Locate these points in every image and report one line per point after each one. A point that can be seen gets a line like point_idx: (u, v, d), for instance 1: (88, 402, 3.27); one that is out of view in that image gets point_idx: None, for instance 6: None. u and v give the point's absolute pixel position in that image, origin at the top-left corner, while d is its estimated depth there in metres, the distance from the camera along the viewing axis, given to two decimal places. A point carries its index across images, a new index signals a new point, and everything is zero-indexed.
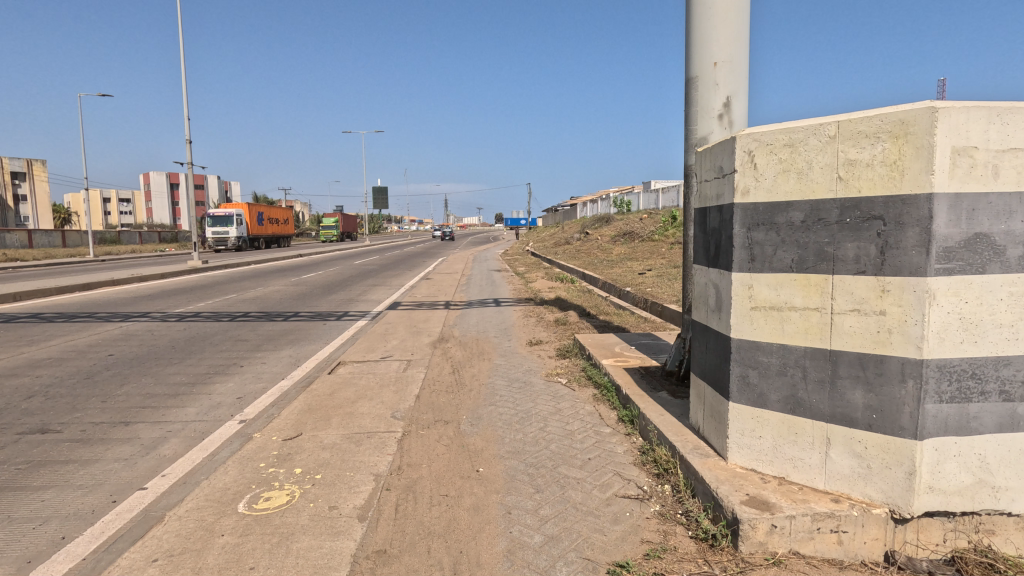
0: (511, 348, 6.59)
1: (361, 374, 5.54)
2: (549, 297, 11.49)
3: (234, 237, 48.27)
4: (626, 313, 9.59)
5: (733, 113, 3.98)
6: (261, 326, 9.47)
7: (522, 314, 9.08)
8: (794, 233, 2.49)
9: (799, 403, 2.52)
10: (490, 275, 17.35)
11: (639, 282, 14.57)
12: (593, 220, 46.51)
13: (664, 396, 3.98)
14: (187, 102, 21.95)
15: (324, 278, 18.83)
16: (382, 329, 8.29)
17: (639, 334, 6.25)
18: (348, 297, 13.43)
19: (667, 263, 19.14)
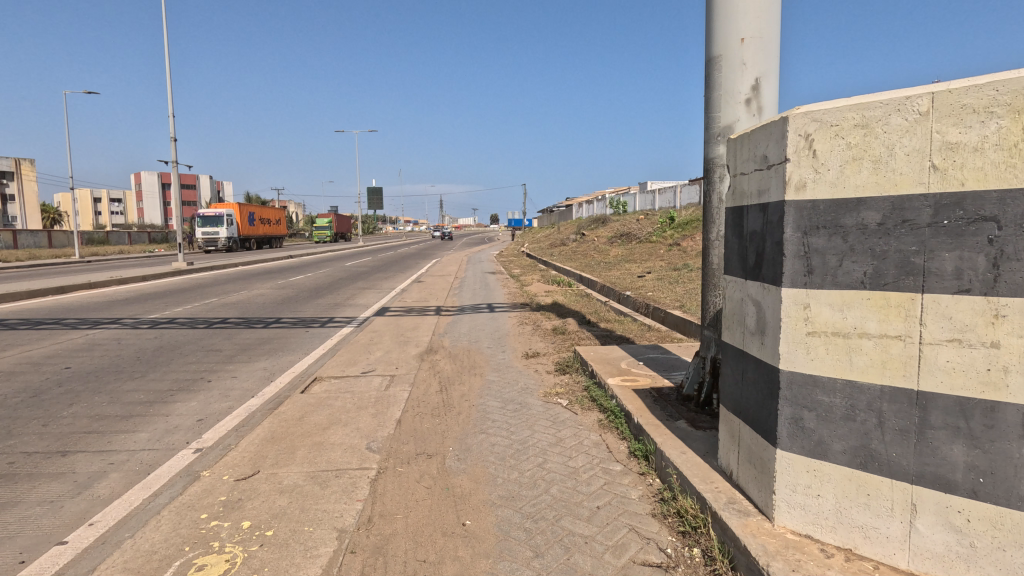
0: (506, 361, 6.00)
1: (337, 394, 4.96)
2: (547, 302, 10.94)
3: (226, 237, 47.52)
4: (628, 320, 9.04)
5: (762, 98, 3.43)
6: (238, 334, 8.86)
7: (518, 321, 8.50)
8: (868, 239, 1.94)
9: (872, 457, 1.97)
10: (485, 277, 16.79)
11: (639, 285, 14.05)
12: (589, 221, 46.07)
13: (682, 426, 3.42)
14: (172, 99, 21.34)
15: (313, 280, 18.19)
16: (367, 338, 7.70)
17: (646, 347, 5.68)
18: (335, 302, 12.84)
19: (667, 266, 18.65)
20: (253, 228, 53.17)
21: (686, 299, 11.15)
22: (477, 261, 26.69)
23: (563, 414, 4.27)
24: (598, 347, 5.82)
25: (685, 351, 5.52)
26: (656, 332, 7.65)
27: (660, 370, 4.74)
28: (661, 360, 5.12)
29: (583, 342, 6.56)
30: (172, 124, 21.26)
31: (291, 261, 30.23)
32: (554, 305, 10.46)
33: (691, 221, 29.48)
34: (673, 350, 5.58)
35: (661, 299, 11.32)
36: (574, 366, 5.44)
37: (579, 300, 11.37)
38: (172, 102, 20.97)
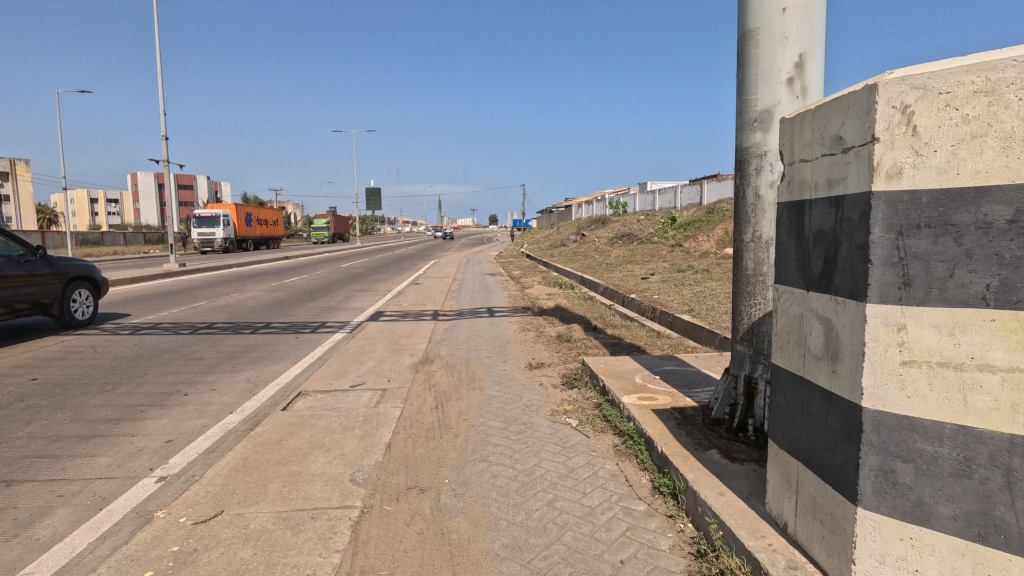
0: (507, 373, 5.53)
1: (322, 413, 4.48)
2: (549, 306, 10.46)
3: (222, 238, 47.01)
4: (635, 325, 8.57)
5: (806, 77, 2.97)
6: (223, 341, 8.37)
7: (519, 327, 8.03)
8: (992, 242, 1.49)
9: (995, 528, 1.51)
10: (484, 279, 16.33)
11: (643, 288, 13.59)
12: (589, 222, 45.61)
13: (714, 458, 2.96)
14: (164, 97, 20.87)
15: (307, 282, 17.70)
16: (359, 346, 7.22)
17: (661, 358, 5.22)
18: (329, 305, 12.35)
19: (671, 267, 18.22)
20: (250, 228, 52.66)
21: (695, 302, 10.69)
22: (476, 262, 26.22)
23: (573, 438, 3.80)
24: (608, 357, 5.34)
25: (704, 363, 5.05)
26: (667, 339, 7.18)
27: (681, 386, 4.28)
28: (679, 374, 4.65)
29: (591, 351, 6.09)
30: (164, 122, 20.76)
31: (286, 262, 29.70)
32: (557, 309, 9.99)
33: (692, 222, 29.05)
34: (691, 362, 5.10)
35: (668, 303, 10.86)
36: (583, 379, 4.97)
37: (583, 303, 10.90)
38: (163, 100, 20.52)
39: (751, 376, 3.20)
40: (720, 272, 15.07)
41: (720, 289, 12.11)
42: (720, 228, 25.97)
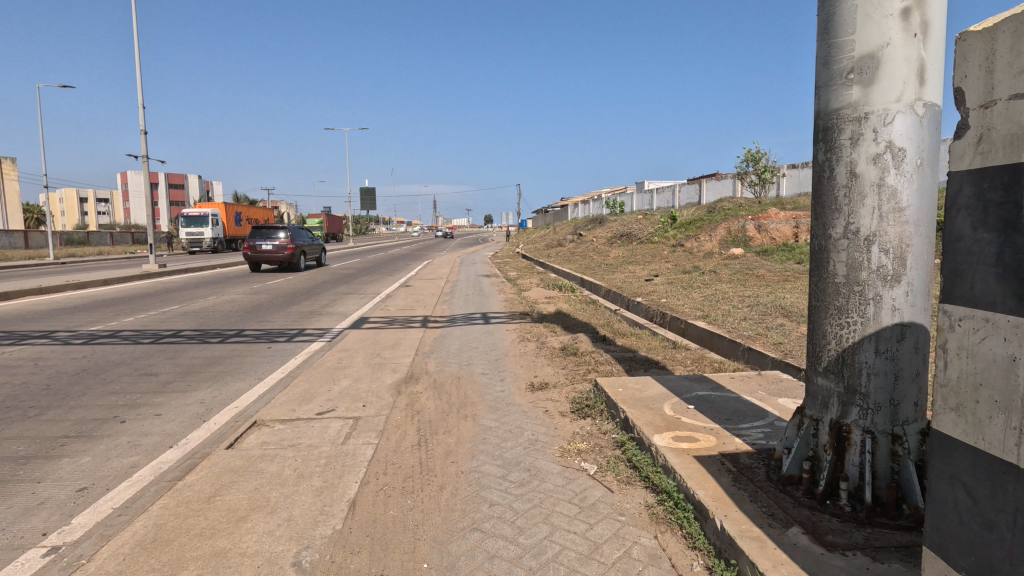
0: (505, 398, 4.66)
1: (275, 454, 3.60)
2: (549, 311, 9.61)
3: (211, 238, 46.14)
4: (646, 333, 7.73)
5: (927, 8, 2.13)
6: (186, 352, 7.47)
7: (518, 336, 7.18)
8: None
9: None
10: (478, 281, 15.49)
11: (649, 290, 12.76)
12: (586, 221, 44.90)
13: (802, 540, 2.11)
14: (142, 91, 19.98)
15: (291, 284, 16.78)
16: (335, 359, 6.34)
17: (690, 378, 4.36)
18: (311, 310, 11.46)
19: (674, 268, 17.41)
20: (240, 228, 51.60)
21: (708, 306, 9.86)
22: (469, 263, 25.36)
23: (591, 493, 2.93)
24: (625, 378, 4.48)
25: (741, 386, 4.20)
26: (685, 351, 6.34)
27: (722, 420, 3.43)
28: (716, 403, 3.80)
29: (602, 368, 5.23)
30: (143, 116, 19.84)
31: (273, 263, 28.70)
32: (558, 314, 9.15)
33: (692, 221, 28.41)
34: (725, 384, 4.25)
35: (678, 307, 10.03)
36: (598, 407, 4.11)
37: (585, 308, 10.07)
38: (143, 94, 19.66)
39: (839, 422, 2.33)
40: (727, 273, 14.29)
41: (731, 291, 11.30)
42: (722, 226, 25.78)
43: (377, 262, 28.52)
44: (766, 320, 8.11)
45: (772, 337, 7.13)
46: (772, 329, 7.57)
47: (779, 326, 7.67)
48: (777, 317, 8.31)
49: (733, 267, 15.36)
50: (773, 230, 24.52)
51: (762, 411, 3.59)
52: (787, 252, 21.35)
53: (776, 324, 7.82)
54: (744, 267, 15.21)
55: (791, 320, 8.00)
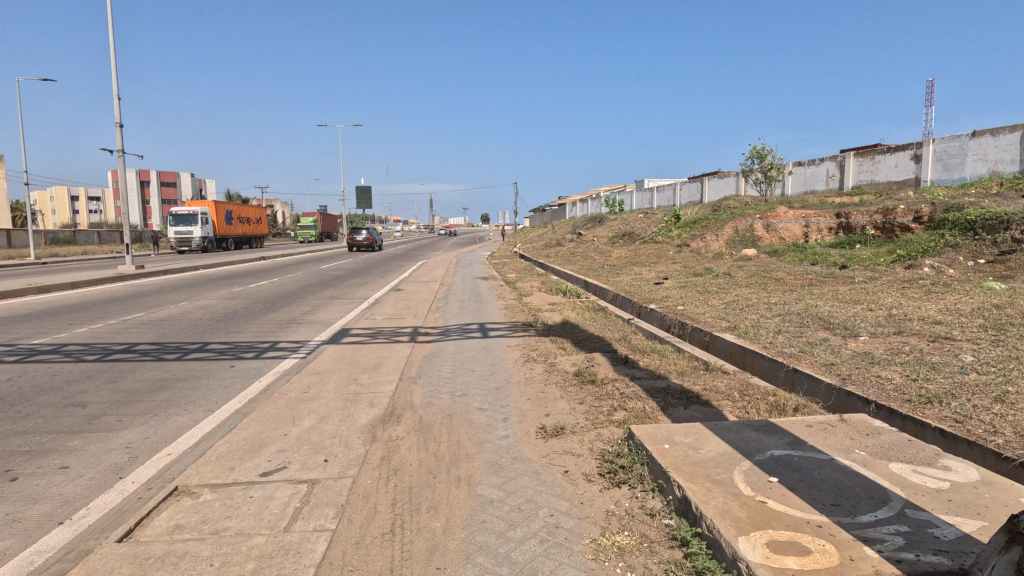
0: (510, 450, 3.59)
1: (184, 552, 2.52)
2: (554, 321, 8.53)
3: (200, 237, 45.01)
4: (669, 350, 6.67)
5: None
6: (132, 373, 6.36)
7: (522, 354, 6.13)
8: None
9: None
10: (475, 284, 14.41)
11: (661, 295, 11.70)
12: (585, 220, 43.86)
13: None
14: (118, 81, 18.85)
15: (274, 287, 15.63)
16: (302, 386, 5.25)
17: (755, 428, 3.31)
18: (290, 318, 10.35)
19: (684, 270, 16.36)
20: (230, 226, 50.29)
21: (732, 315, 8.80)
22: (466, 263, 24.23)
23: None
24: (668, 425, 3.41)
25: (827, 438, 3.14)
26: (724, 377, 5.28)
27: (830, 507, 2.38)
28: (805, 471, 2.75)
29: (631, 404, 4.16)
30: (119, 107, 18.68)
31: (260, 263, 27.52)
32: (566, 325, 8.09)
33: (697, 221, 27.41)
34: (804, 437, 3.19)
35: (697, 315, 8.98)
36: (637, 471, 3.04)
37: (594, 317, 9.00)
38: (118, 84, 18.57)
39: None
40: (744, 276, 13.24)
41: (754, 297, 10.25)
42: (728, 226, 24.82)
43: (368, 262, 27.33)
44: (806, 334, 7.05)
45: (820, 356, 6.08)
46: (816, 345, 6.52)
47: (822, 342, 6.62)
48: (817, 329, 7.26)
49: (749, 269, 14.33)
50: (782, 230, 23.54)
51: (879, 489, 2.54)
52: (798, 253, 20.36)
53: (819, 338, 6.77)
54: (760, 269, 14.17)
55: (835, 334, 6.96)
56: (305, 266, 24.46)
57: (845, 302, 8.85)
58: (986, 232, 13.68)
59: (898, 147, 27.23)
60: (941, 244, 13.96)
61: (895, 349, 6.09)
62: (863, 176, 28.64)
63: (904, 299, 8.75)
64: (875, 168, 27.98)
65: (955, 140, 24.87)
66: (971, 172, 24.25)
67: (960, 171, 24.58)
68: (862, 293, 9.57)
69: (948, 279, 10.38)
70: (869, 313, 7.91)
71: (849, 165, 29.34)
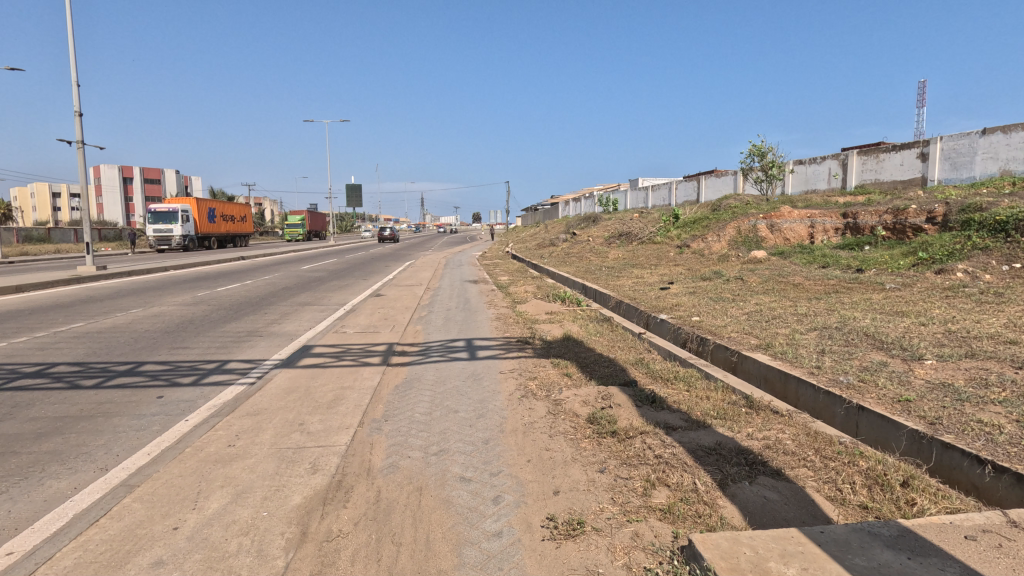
0: (506, 568, 2.35)
1: None
2: (554, 336, 7.31)
3: (180, 236, 43.47)
4: (696, 378, 5.48)
5: None
6: (27, 409, 5.05)
7: (519, 386, 4.90)
8: None
9: None
10: (465, 289, 13.19)
11: (671, 303, 10.52)
12: (578, 220, 42.69)
13: None
14: (77, 67, 17.46)
15: (245, 292, 14.31)
16: (229, 434, 3.97)
17: (887, 544, 2.11)
18: (251, 330, 9.05)
19: (690, 273, 15.24)
20: (213, 225, 48.76)
21: (759, 329, 7.62)
22: (455, 264, 22.91)
23: None
24: (750, 536, 2.19)
25: (1017, 571, 1.94)
26: (780, 421, 4.08)
27: None
28: None
29: (673, 478, 2.96)
30: (78, 95, 17.30)
31: (236, 263, 26.03)
32: (568, 342, 6.90)
33: (696, 221, 26.34)
34: (977, 566, 1.99)
35: (718, 329, 7.79)
36: None
37: (600, 331, 7.79)
38: (78, 70, 17.20)
39: None
40: (758, 281, 12.11)
41: (778, 306, 9.10)
42: (731, 226, 23.76)
43: (352, 263, 25.94)
44: (858, 357, 5.87)
45: (888, 388, 4.90)
46: (875, 371, 5.35)
47: (882, 367, 5.45)
48: (870, 350, 6.08)
49: (762, 273, 13.20)
50: (787, 230, 22.53)
51: None
52: (806, 255, 19.31)
53: (877, 363, 5.60)
54: (773, 273, 13.06)
55: (892, 356, 5.79)
56: (285, 267, 23.09)
57: (888, 314, 7.70)
58: (1018, 233, 12.64)
59: (903, 145, 26.33)
60: (968, 247, 12.92)
61: (980, 380, 4.91)
62: (867, 175, 27.70)
63: (956, 311, 7.61)
64: (879, 167, 27.07)
65: (964, 137, 23.96)
66: (981, 171, 23.35)
67: (969, 169, 23.66)
68: (902, 303, 8.44)
69: (994, 286, 9.26)
70: (924, 328, 6.75)
71: (852, 164, 28.41)
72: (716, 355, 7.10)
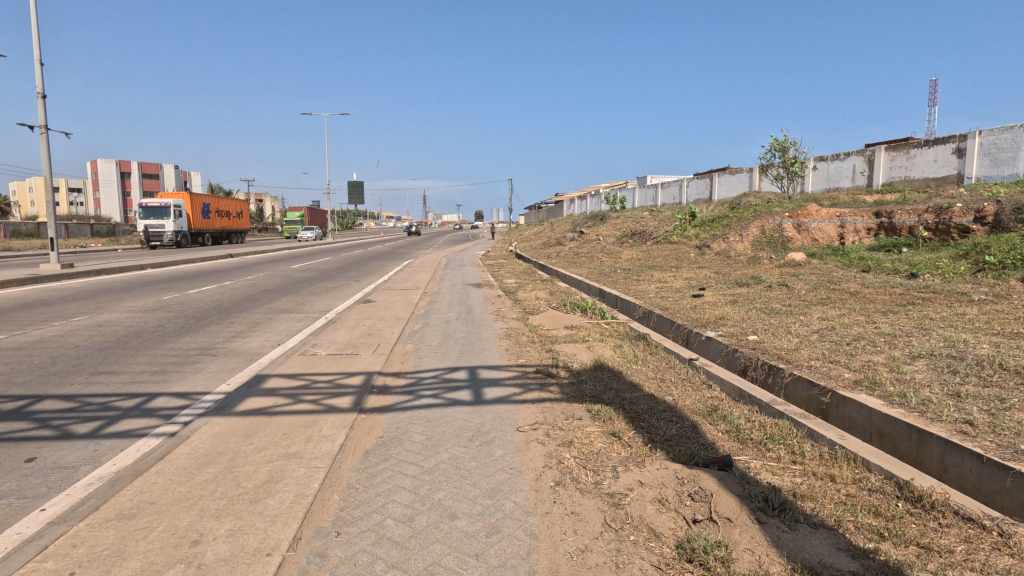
0: None
1: None
2: (582, 366, 5.61)
3: (172, 231, 41.98)
4: (798, 440, 3.82)
5: None
6: None
7: (551, 463, 3.24)
8: None
9: None
10: (467, 295, 11.55)
11: (713, 315, 8.84)
12: (585, 218, 41.07)
13: None
14: (40, 45, 15.91)
15: (219, 295, 12.69)
16: (61, 571, 2.30)
17: None
18: (204, 346, 7.39)
19: (720, 277, 13.57)
20: (208, 220, 47.32)
21: (845, 355, 5.94)
22: (457, 265, 21.25)
23: None
24: None
25: None
26: (998, 551, 2.43)
27: None
28: None
29: None
30: (40, 76, 15.81)
31: (224, 261, 24.43)
32: (604, 377, 5.22)
33: (715, 220, 24.63)
34: None
35: (791, 355, 6.10)
36: None
37: (640, 356, 6.10)
38: (40, 47, 15.65)
39: None
40: (808, 289, 10.42)
41: (851, 323, 7.42)
42: (754, 225, 22.05)
43: (345, 262, 24.22)
44: (1016, 407, 4.19)
45: None
46: None
47: None
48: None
49: (808, 279, 11.51)
50: (815, 230, 20.75)
51: None
52: (841, 258, 17.63)
53: None
54: (821, 280, 11.36)
55: None
56: (273, 266, 21.45)
57: (1010, 338, 6.01)
58: None
59: (936, 140, 24.60)
60: None
61: None
62: (896, 172, 25.96)
63: None
64: (909, 163, 25.35)
65: (1005, 132, 22.22)
66: None
67: (1012, 166, 21.91)
68: (1015, 322, 6.73)
69: None
70: None
71: (879, 160, 26.71)
72: (797, 392, 5.43)
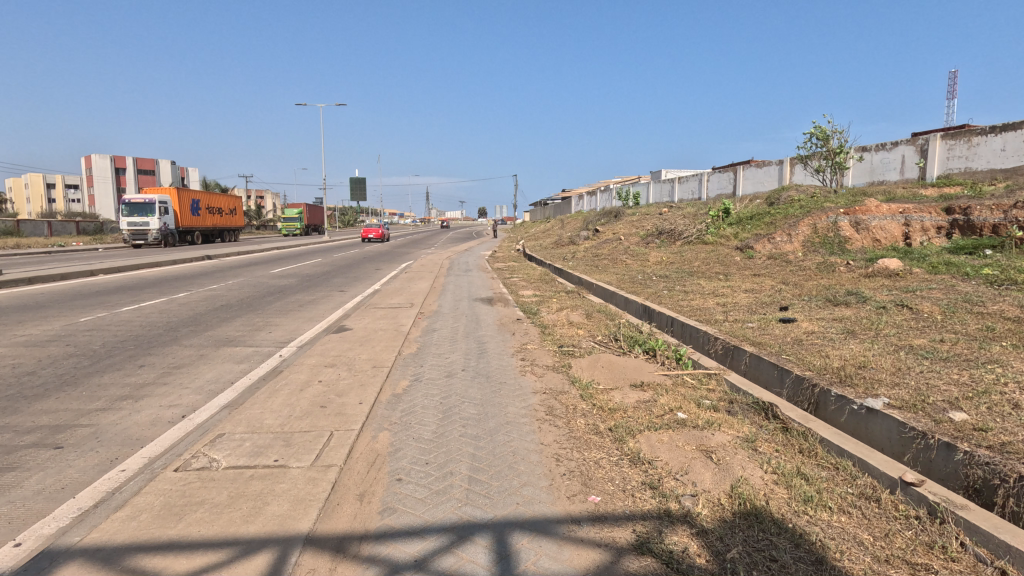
0: None
1: None
2: (721, 519, 2.77)
3: (156, 229, 39.08)
4: None
5: None
6: None
7: None
8: None
9: None
10: (477, 317, 8.67)
11: (841, 360, 5.93)
12: (597, 215, 38.08)
13: None
14: None
15: (160, 314, 9.86)
16: None
17: None
18: (58, 425, 4.56)
19: (797, 291, 10.63)
20: (197, 217, 44.42)
21: None
22: (462, 270, 18.32)
23: None
24: None
25: None
26: None
27: None
28: None
29: None
30: None
31: (201, 264, 21.72)
32: (796, 571, 2.38)
33: (755, 217, 21.73)
34: None
35: None
36: None
37: (810, 475, 3.25)
38: None
39: None
40: (950, 316, 7.48)
41: None
42: (804, 222, 19.17)
43: (337, 266, 21.48)
44: None
45: None
46: None
47: None
48: None
49: (932, 297, 8.55)
50: (877, 229, 17.65)
51: None
52: (921, 263, 14.64)
53: None
54: (952, 299, 8.44)
55: None
56: (246, 270, 18.52)
57: None
58: None
59: (1004, 127, 21.70)
60: None
61: None
62: (954, 164, 22.97)
63: None
64: (970, 154, 22.39)
65: None
66: None
67: None
68: None
69: None
70: None
71: (934, 150, 23.74)
72: None
